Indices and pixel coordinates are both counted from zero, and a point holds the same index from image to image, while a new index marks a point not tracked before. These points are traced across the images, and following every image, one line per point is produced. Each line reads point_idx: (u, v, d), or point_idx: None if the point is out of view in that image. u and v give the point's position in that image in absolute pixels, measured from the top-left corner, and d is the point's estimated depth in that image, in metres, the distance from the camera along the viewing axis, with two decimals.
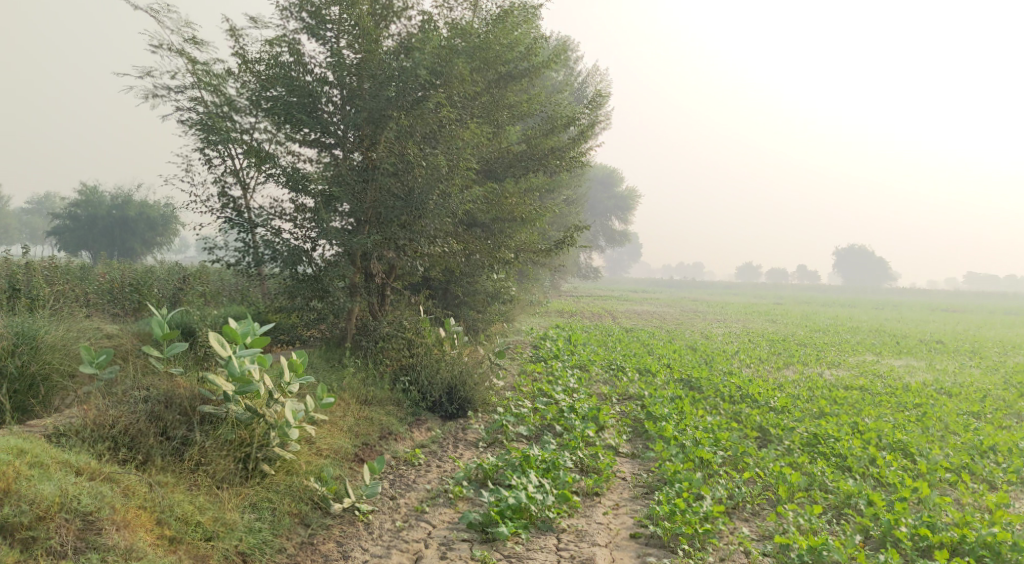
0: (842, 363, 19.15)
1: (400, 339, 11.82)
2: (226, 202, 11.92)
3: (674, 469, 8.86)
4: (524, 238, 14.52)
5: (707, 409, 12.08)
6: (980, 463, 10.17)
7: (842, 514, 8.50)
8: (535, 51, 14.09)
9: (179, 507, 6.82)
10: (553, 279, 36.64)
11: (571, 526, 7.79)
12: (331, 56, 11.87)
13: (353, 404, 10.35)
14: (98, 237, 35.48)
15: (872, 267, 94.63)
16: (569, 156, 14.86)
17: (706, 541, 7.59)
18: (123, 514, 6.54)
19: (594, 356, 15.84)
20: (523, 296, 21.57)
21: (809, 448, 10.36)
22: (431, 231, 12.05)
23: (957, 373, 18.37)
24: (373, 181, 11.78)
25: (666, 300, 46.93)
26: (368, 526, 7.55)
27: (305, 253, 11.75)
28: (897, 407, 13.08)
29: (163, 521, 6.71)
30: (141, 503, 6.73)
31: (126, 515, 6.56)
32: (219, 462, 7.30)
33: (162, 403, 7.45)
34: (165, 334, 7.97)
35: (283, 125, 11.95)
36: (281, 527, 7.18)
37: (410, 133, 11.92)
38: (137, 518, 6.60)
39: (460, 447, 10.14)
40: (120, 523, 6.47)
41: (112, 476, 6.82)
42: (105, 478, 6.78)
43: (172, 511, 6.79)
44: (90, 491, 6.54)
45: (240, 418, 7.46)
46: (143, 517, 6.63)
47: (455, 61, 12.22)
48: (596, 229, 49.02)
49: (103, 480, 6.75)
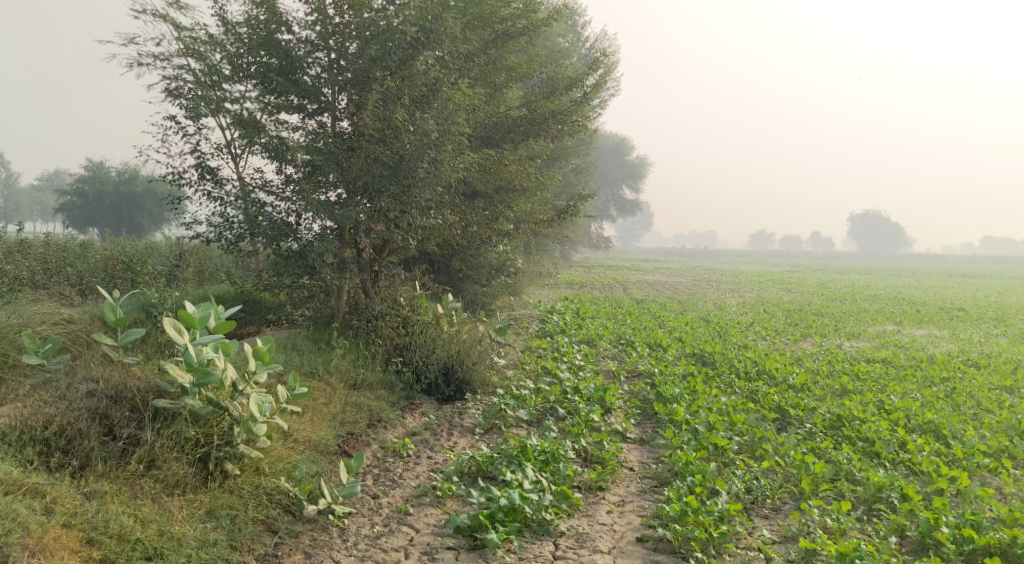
0: (862, 334, 18.25)
1: (395, 316, 10.93)
2: (207, 173, 11.03)
3: (686, 460, 8.09)
4: (525, 208, 13.66)
5: (721, 387, 11.25)
6: (1020, 446, 9.33)
7: (873, 510, 7.75)
8: (534, 7, 13.12)
9: (116, 522, 6.23)
10: (562, 252, 35.64)
11: (571, 530, 7.08)
12: (315, 14, 10.92)
13: (340, 389, 9.59)
14: (104, 213, 34.78)
15: (887, 233, 93.12)
16: (571, 119, 13.92)
17: (721, 546, 6.92)
18: (39, 536, 5.93)
19: (603, 330, 14.99)
20: (530, 268, 20.66)
21: (832, 432, 9.50)
22: (423, 202, 11.22)
23: (982, 342, 17.47)
24: (359, 148, 10.85)
25: (680, 268, 45.96)
26: (343, 533, 6.86)
27: (290, 228, 10.82)
28: (923, 382, 12.21)
29: (93, 540, 6.11)
30: (67, 521, 6.13)
31: (43, 537, 5.94)
32: (172, 464, 6.71)
33: (111, 398, 6.94)
34: (118, 319, 7.15)
35: (264, 90, 11.02)
36: (242, 538, 6.55)
37: (397, 96, 10.98)
38: (59, 539, 5.99)
39: (455, 435, 9.27)
40: (34, 548, 5.85)
41: (38, 487, 6.25)
42: (29, 491, 6.21)
43: (106, 528, 6.19)
44: (3, 511, 5.93)
45: (197, 413, 6.82)
46: (66, 538, 6.02)
47: (447, 16, 11.28)
48: (607, 198, 47.98)
49: (26, 494, 6.18)
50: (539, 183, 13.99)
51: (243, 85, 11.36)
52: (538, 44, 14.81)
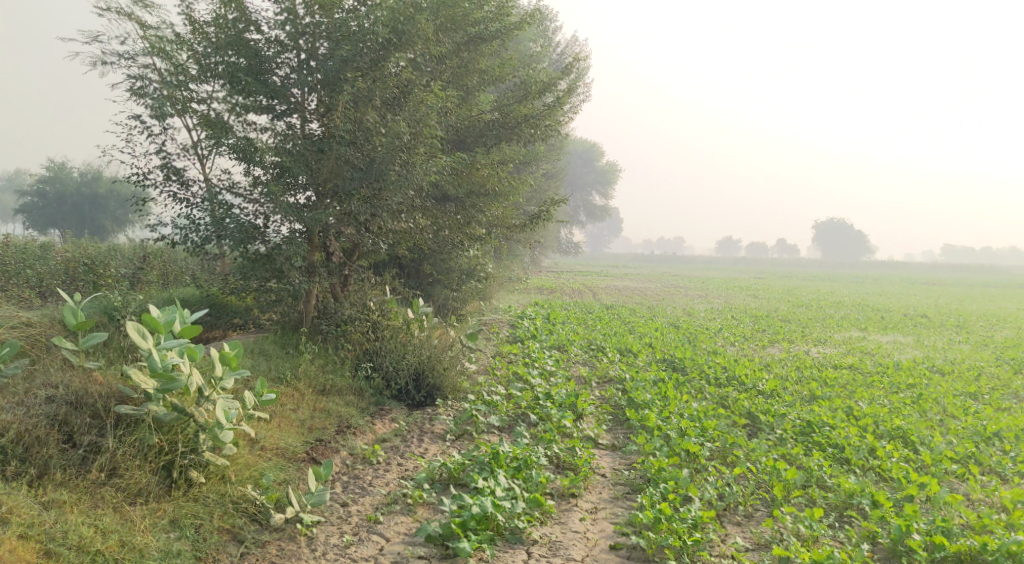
0: (829, 340, 18.34)
1: (364, 321, 10.75)
2: (172, 175, 10.83)
3: (659, 466, 8.05)
4: (497, 212, 13.57)
5: (692, 393, 11.23)
6: (986, 452, 9.39)
7: (845, 517, 7.77)
8: (507, 10, 13.04)
9: (74, 534, 6.07)
10: (531, 257, 35.57)
11: (544, 538, 7.02)
12: (285, 13, 10.76)
13: (308, 395, 9.43)
14: (66, 214, 34.12)
15: (852, 240, 94.24)
16: (544, 123, 13.84)
17: (695, 553, 6.91)
18: None
19: (573, 336, 14.93)
20: (499, 272, 20.54)
21: (802, 438, 9.50)
22: (394, 205, 11.10)
23: (946, 349, 17.66)
24: (329, 150, 10.71)
25: (648, 274, 46.11)
26: (311, 542, 6.72)
27: (258, 231, 10.64)
28: (891, 387, 12.27)
29: (51, 552, 5.95)
30: (24, 532, 5.96)
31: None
32: (135, 472, 6.54)
33: (71, 404, 6.76)
34: (80, 323, 6.93)
35: (232, 91, 10.84)
36: (206, 548, 6.39)
37: (368, 98, 10.86)
38: (15, 551, 5.83)
39: (425, 442, 9.15)
40: None
41: None
42: None
43: (65, 539, 6.03)
44: None
45: (161, 420, 6.65)
46: (23, 549, 5.86)
47: (419, 17, 11.18)
48: (576, 204, 48.04)
49: None
50: (511, 187, 13.90)
51: (210, 85, 11.16)
52: (510, 47, 14.73)
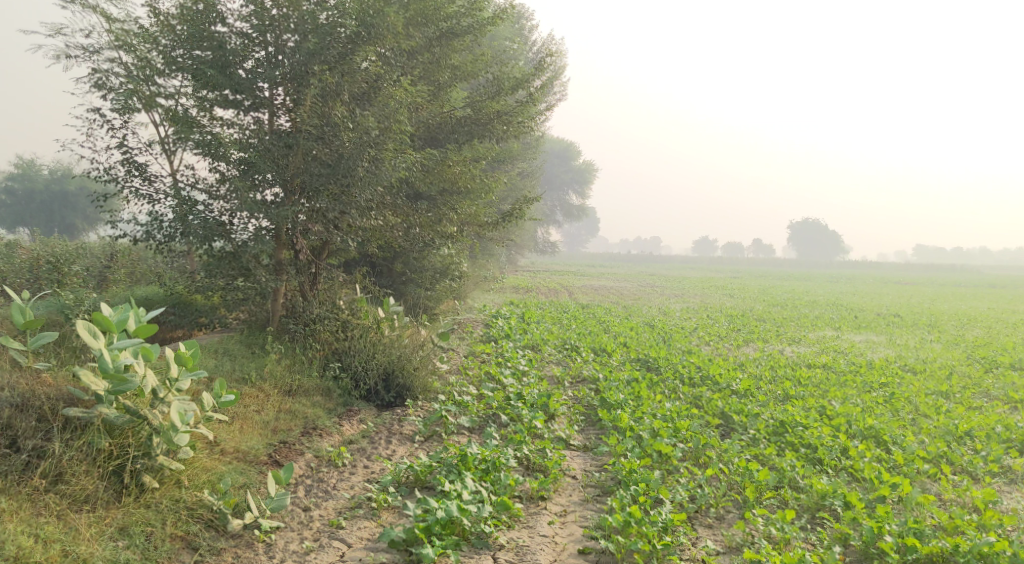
0: (802, 339, 18.27)
1: (333, 320, 10.57)
2: (136, 170, 10.56)
3: (630, 468, 7.91)
4: (469, 210, 13.37)
5: (666, 393, 11.09)
6: (958, 451, 9.31)
7: (817, 518, 7.67)
8: (480, 5, 12.83)
9: (13, 543, 5.85)
10: (507, 257, 35.41)
11: (510, 543, 6.86)
12: (252, 5, 10.51)
13: (272, 395, 9.20)
14: (36, 212, 33.52)
15: (826, 240, 94.83)
16: (516, 120, 13.64)
17: (665, 557, 6.81)
18: None
19: (547, 335, 14.74)
20: (474, 272, 20.35)
21: (775, 438, 9.38)
22: (363, 202, 10.86)
23: (918, 348, 17.67)
24: (296, 146, 10.44)
25: (624, 274, 46.08)
26: (270, 549, 6.52)
27: (224, 228, 10.37)
28: (863, 387, 12.18)
29: None
30: None
31: None
32: (82, 478, 6.33)
33: (16, 406, 6.51)
34: (28, 322, 6.66)
35: (197, 85, 10.57)
36: (158, 556, 6.18)
37: (336, 92, 10.65)
38: None
39: (393, 443, 8.93)
40: None
41: None
42: None
43: (3, 549, 5.82)
44: None
45: (113, 423, 6.44)
46: None
47: (388, 11, 10.96)
48: (552, 203, 47.92)
49: None
50: (483, 185, 13.70)
51: (176, 79, 10.88)
52: (483, 44, 14.52)
